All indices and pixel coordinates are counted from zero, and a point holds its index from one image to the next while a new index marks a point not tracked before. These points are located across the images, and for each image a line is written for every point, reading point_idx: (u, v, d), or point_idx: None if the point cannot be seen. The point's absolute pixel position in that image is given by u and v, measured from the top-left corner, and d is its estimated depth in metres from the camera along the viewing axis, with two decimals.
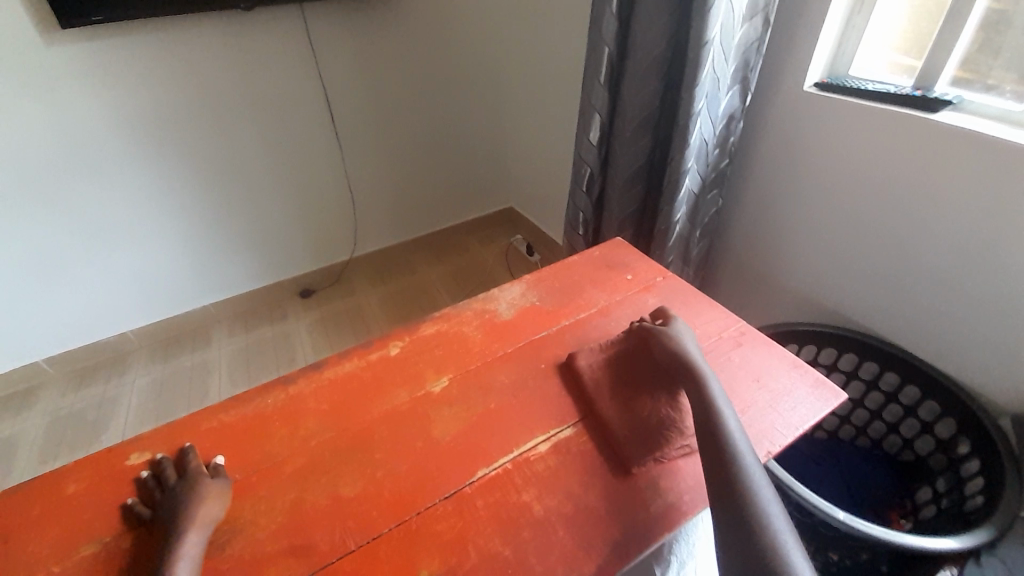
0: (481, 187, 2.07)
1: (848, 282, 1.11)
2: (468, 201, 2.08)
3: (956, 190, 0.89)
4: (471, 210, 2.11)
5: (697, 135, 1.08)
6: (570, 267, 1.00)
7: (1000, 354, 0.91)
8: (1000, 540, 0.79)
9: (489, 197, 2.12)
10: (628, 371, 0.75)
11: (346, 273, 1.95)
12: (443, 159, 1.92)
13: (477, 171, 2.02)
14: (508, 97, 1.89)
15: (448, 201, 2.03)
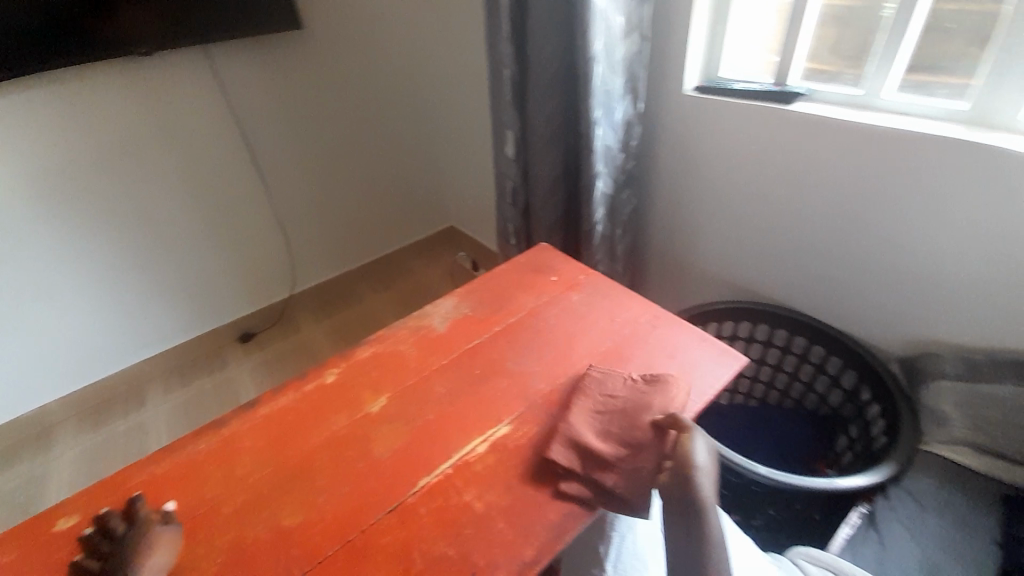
0: (418, 211, 2.11)
1: (751, 259, 1.23)
2: (406, 226, 2.11)
3: (819, 171, 1.02)
4: (411, 234, 2.14)
5: (600, 141, 1.18)
6: (498, 276, 1.05)
7: (879, 307, 1.05)
8: (902, 472, 0.87)
9: (428, 220, 2.16)
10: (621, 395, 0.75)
11: (288, 311, 1.91)
12: (375, 187, 1.95)
13: (412, 196, 2.06)
14: (433, 123, 1.96)
15: (387, 228, 2.06)
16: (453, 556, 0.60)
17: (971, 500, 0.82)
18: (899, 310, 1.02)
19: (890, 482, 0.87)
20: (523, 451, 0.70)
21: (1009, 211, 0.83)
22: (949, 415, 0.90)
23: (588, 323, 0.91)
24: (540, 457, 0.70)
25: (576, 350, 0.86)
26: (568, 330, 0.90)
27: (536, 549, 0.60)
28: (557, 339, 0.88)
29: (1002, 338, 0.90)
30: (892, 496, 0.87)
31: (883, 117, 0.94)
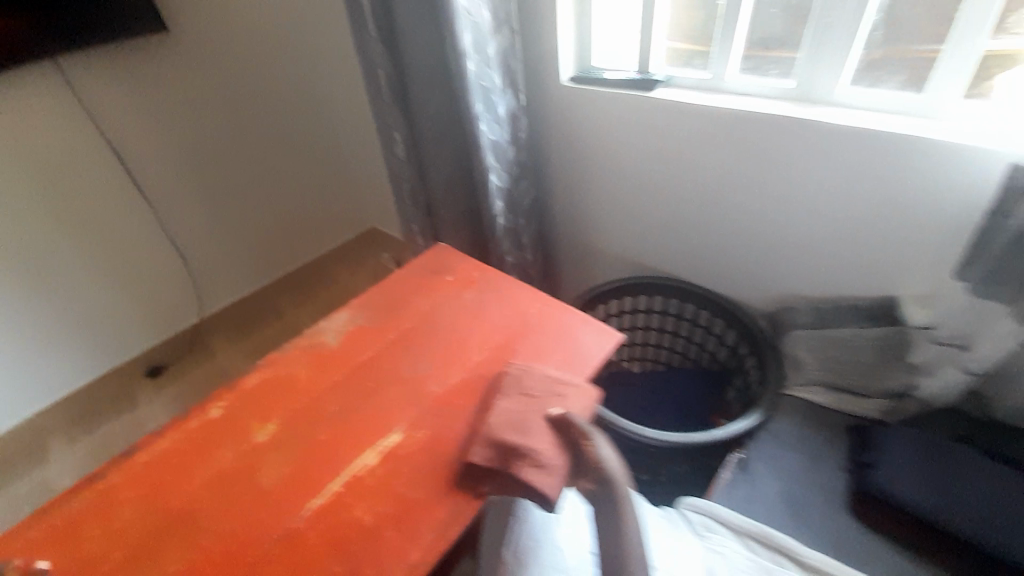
0: (330, 216, 2.05)
1: (644, 235, 1.30)
2: (322, 233, 2.04)
3: (685, 150, 1.10)
4: (328, 241, 2.08)
5: (486, 136, 1.19)
6: (394, 282, 1.05)
7: (750, 269, 1.15)
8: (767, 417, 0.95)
9: (343, 225, 2.10)
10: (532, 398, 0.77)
11: (200, 337, 1.80)
12: (280, 196, 1.87)
13: (322, 201, 2.00)
14: (334, 124, 1.90)
15: (298, 237, 1.98)
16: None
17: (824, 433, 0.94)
18: (766, 270, 1.12)
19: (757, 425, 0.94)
20: (413, 461, 0.71)
21: (833, 176, 0.93)
22: (805, 360, 1.01)
23: (482, 320, 0.93)
24: (428, 461, 0.71)
25: (470, 346, 0.88)
26: (463, 329, 0.91)
27: (423, 550, 0.63)
28: (451, 338, 0.89)
29: (842, 287, 1.02)
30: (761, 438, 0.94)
31: (727, 99, 1.02)
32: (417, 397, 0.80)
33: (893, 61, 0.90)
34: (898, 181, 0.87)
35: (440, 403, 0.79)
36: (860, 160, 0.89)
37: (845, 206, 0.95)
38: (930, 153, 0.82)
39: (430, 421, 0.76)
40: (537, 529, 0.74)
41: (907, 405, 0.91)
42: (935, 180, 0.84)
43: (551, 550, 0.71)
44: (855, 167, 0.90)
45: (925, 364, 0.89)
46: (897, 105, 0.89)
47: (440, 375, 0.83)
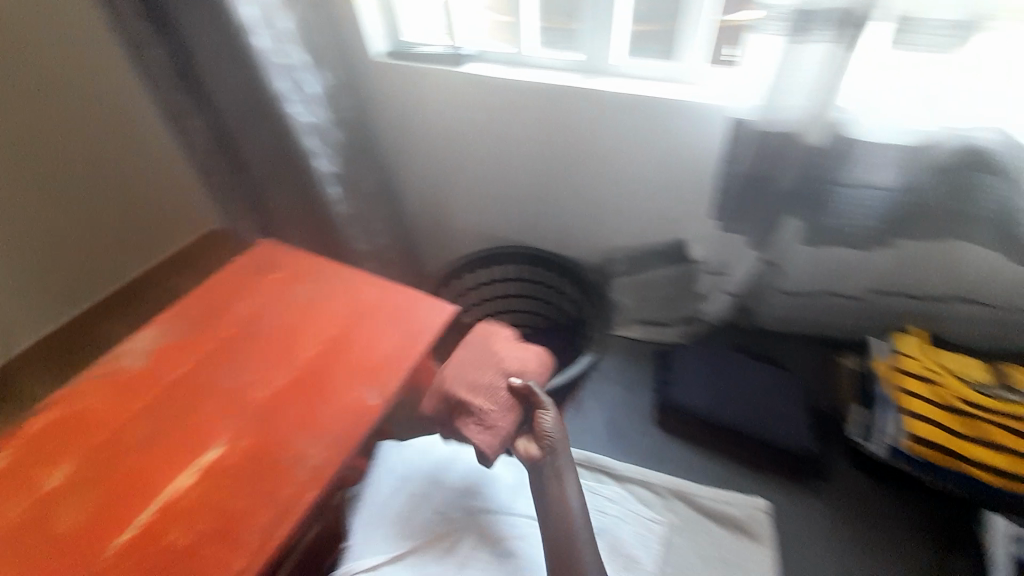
0: (144, 223, 1.61)
1: (488, 207, 1.36)
2: (135, 246, 1.61)
3: (504, 120, 1.15)
4: (147, 255, 1.65)
5: (298, 116, 1.12)
6: (210, 286, 0.96)
7: (578, 227, 1.26)
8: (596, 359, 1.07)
9: (165, 231, 1.67)
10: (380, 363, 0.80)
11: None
12: (60, 208, 1.42)
13: (128, 206, 1.56)
14: (132, 114, 1.50)
15: (101, 254, 1.54)
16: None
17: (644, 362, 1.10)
18: (590, 226, 1.24)
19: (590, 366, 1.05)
20: (234, 472, 0.68)
21: (623, 137, 1.05)
22: (621, 304, 1.18)
23: (311, 312, 0.89)
24: (249, 468, 0.68)
25: (296, 340, 0.84)
26: (289, 325, 0.87)
27: (245, 559, 0.61)
28: (276, 337, 0.85)
29: (647, 235, 1.16)
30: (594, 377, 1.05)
31: (527, 72, 1.09)
32: (238, 405, 0.76)
33: (651, 33, 1.03)
34: (669, 138, 1.02)
35: (262, 405, 0.75)
36: (638, 123, 1.02)
37: (637, 162, 1.08)
38: (686, 113, 0.97)
39: (252, 427, 0.73)
40: (383, 504, 0.74)
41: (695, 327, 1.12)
42: (694, 134, 0.99)
43: (398, 521, 0.73)
44: (637, 129, 1.03)
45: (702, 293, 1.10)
46: (660, 73, 1.02)
47: (263, 378, 0.79)
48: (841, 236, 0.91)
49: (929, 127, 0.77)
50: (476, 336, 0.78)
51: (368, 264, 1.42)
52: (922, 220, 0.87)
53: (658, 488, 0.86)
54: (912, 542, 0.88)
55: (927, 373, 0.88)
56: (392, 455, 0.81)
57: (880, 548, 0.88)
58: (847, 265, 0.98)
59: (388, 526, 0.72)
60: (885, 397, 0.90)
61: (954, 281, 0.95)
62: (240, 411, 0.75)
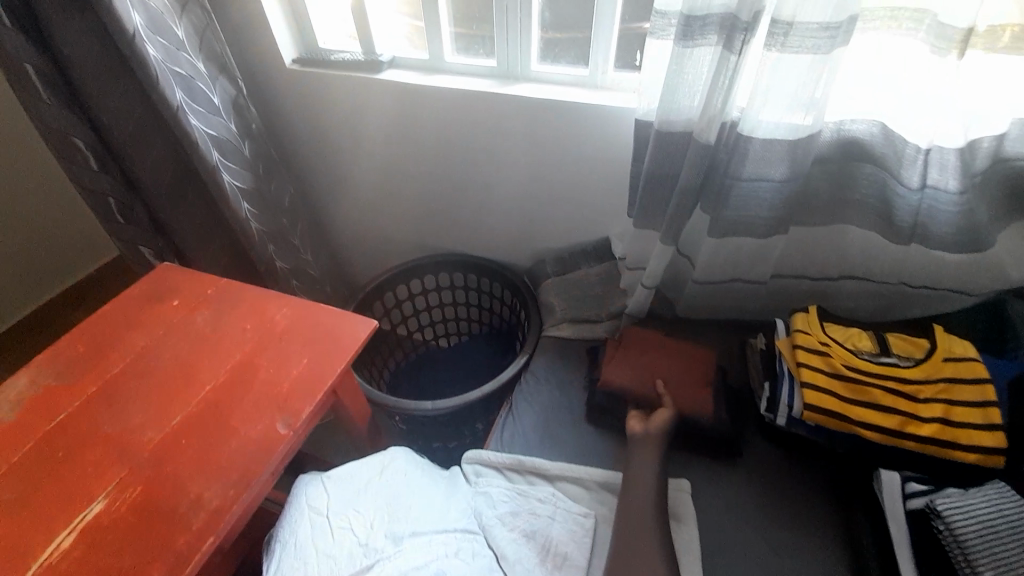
0: (36, 256, 1.47)
1: (414, 217, 1.34)
2: (26, 284, 1.47)
3: (426, 129, 1.14)
4: (46, 290, 1.52)
5: (200, 129, 1.02)
6: (100, 321, 0.88)
7: (507, 235, 1.28)
8: (529, 361, 1.07)
9: (64, 262, 1.54)
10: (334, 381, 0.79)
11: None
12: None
13: (13, 239, 1.41)
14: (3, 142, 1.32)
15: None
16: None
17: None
18: (517, 232, 1.26)
19: (522, 369, 1.05)
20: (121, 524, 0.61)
21: (542, 140, 1.07)
22: (554, 304, 1.16)
23: (215, 339, 0.84)
24: (140, 516, 0.62)
25: (199, 371, 0.79)
26: (193, 354, 0.82)
27: None
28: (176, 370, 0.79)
29: (574, 234, 1.21)
30: (526, 382, 1.04)
31: (446, 79, 1.08)
32: (129, 448, 0.69)
33: (565, 40, 1.02)
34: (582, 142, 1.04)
35: (155, 447, 0.69)
36: (553, 127, 1.04)
37: (555, 165, 1.10)
38: (596, 118, 1.00)
39: (143, 472, 0.66)
40: (301, 545, 0.69)
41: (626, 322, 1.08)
42: (606, 136, 1.02)
43: (317, 562, 0.68)
44: (553, 133, 1.05)
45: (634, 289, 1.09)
46: (573, 77, 1.03)
47: (159, 416, 0.73)
48: (742, 227, 0.91)
49: (805, 119, 0.77)
50: (689, 349, 0.95)
51: (292, 284, 1.35)
52: (814, 209, 0.94)
53: (588, 484, 0.85)
54: (828, 523, 0.82)
55: (824, 343, 0.86)
56: (307, 494, 0.75)
57: (791, 530, 0.82)
58: (750, 255, 0.95)
59: (307, 569, 0.67)
60: (788, 369, 0.87)
61: (845, 264, 1.00)
62: (130, 457, 0.68)
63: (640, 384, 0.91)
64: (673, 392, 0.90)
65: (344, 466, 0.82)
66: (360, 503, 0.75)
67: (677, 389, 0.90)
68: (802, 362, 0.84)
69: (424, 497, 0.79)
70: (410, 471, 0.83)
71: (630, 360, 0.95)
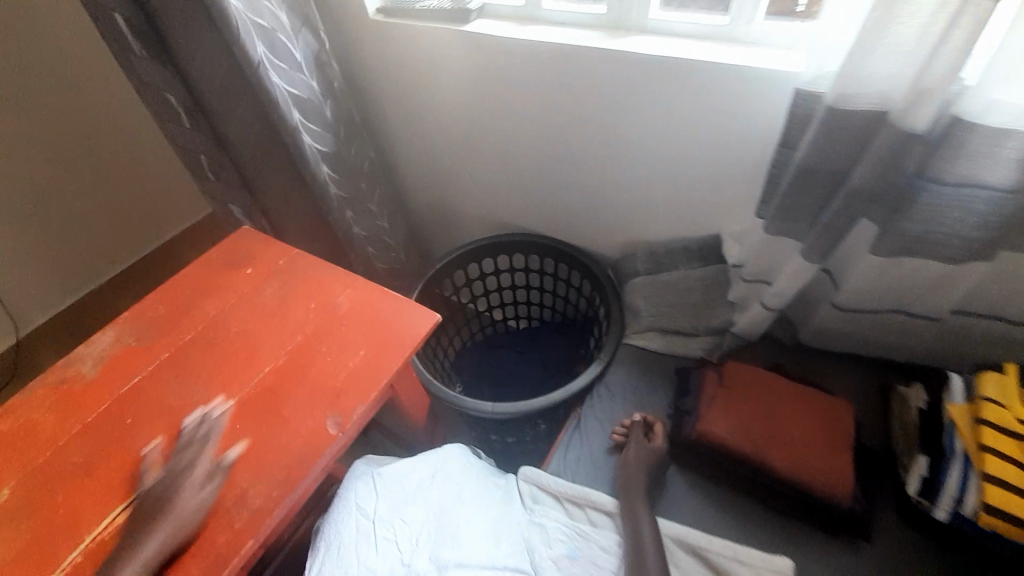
0: (138, 213, 1.64)
1: (493, 191, 1.21)
2: (133, 236, 1.65)
3: (515, 94, 0.98)
4: (146, 242, 1.70)
5: (281, 88, 0.97)
6: (179, 282, 0.89)
7: (594, 219, 1.11)
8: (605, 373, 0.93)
9: (167, 212, 1.71)
10: (382, 376, 0.73)
11: (29, 351, 1.52)
12: (62, 199, 1.46)
13: (126, 192, 1.58)
14: (115, 109, 1.47)
15: (109, 238, 1.60)
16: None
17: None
18: (607, 217, 1.09)
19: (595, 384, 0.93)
20: (172, 499, 0.62)
21: (660, 108, 0.86)
22: (640, 307, 0.99)
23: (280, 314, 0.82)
24: (190, 495, 0.62)
25: (260, 349, 0.77)
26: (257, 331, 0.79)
27: None
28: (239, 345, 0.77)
29: (678, 226, 1.00)
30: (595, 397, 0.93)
31: (544, 32, 0.90)
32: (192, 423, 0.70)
33: None
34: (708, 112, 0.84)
35: (211, 424, 0.69)
36: (673, 94, 0.83)
37: (667, 142, 0.90)
38: (729, 84, 0.78)
39: (197, 448, 0.66)
40: (343, 553, 0.65)
41: (729, 342, 0.91)
42: (743, 107, 0.80)
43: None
44: (670, 103, 0.84)
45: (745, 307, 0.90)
46: (705, 28, 0.80)
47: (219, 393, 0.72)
48: (924, 248, 0.67)
49: None
50: (821, 399, 0.76)
51: (367, 251, 1.31)
52: None
53: None
54: None
55: None
56: (353, 495, 0.70)
57: None
58: (927, 279, 0.72)
59: None
60: (963, 451, 0.67)
61: None
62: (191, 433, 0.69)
63: (744, 438, 0.74)
64: (796, 454, 0.72)
65: (395, 462, 0.77)
66: (405, 513, 0.70)
67: (802, 451, 0.72)
68: (987, 446, 0.64)
69: (472, 518, 0.71)
70: (463, 472, 0.78)
71: (740, 402, 0.76)
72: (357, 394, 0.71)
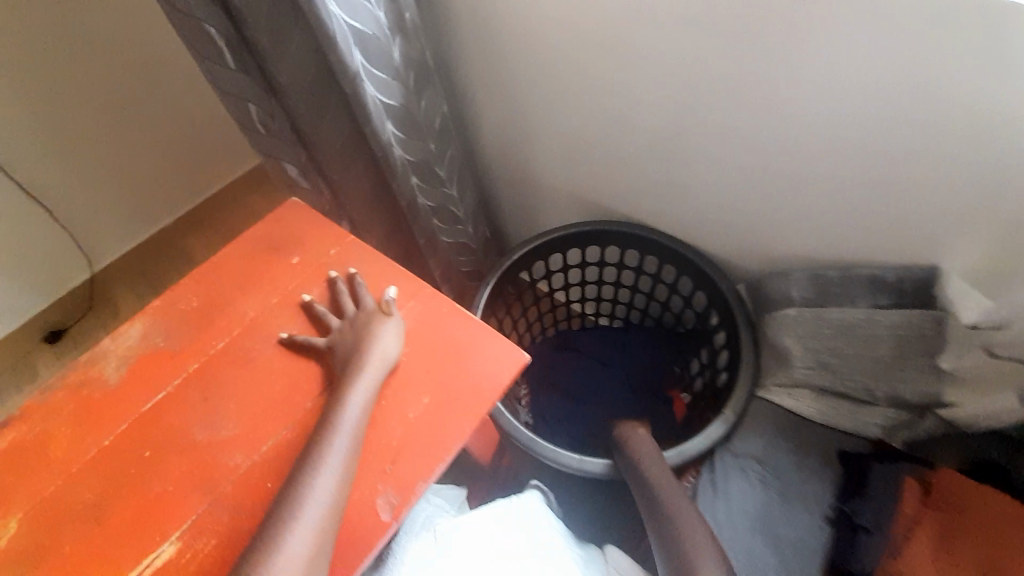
0: (184, 161, 1.46)
1: (594, 167, 0.95)
2: (180, 184, 1.49)
3: (658, 44, 0.69)
4: (192, 192, 1.53)
5: (340, 19, 0.74)
6: (214, 265, 0.72)
7: (733, 216, 0.83)
8: (730, 435, 0.75)
9: (215, 162, 1.53)
10: (452, 438, 0.56)
11: (100, 290, 1.45)
12: (93, 145, 1.29)
13: (160, 137, 1.39)
14: (157, 43, 1.27)
15: (153, 187, 1.44)
16: (295, 553, 0.46)
17: (794, 455, 0.74)
18: (752, 219, 0.81)
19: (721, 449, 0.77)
20: (334, 411, 0.55)
21: None
22: (792, 352, 0.76)
23: (349, 295, 0.67)
24: (351, 408, 0.55)
25: (313, 377, 0.62)
26: (352, 268, 0.70)
27: None
28: (336, 283, 0.68)
29: (871, 239, 0.73)
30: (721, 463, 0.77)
31: None
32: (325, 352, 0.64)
33: None
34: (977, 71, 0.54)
35: (343, 339, 0.62)
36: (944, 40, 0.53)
37: (894, 117, 0.61)
38: None
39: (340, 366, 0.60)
40: None
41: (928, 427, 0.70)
42: None
43: None
44: (928, 54, 0.55)
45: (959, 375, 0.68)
46: None
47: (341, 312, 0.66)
48: None
49: None
50: None
51: (433, 224, 1.10)
52: None
53: None
54: None
55: None
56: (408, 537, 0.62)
57: None
58: None
59: None
60: None
61: None
62: (284, 432, 0.59)
63: None
64: None
65: (467, 512, 0.65)
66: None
67: None
68: None
69: None
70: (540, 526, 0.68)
71: None
72: (419, 464, 0.54)
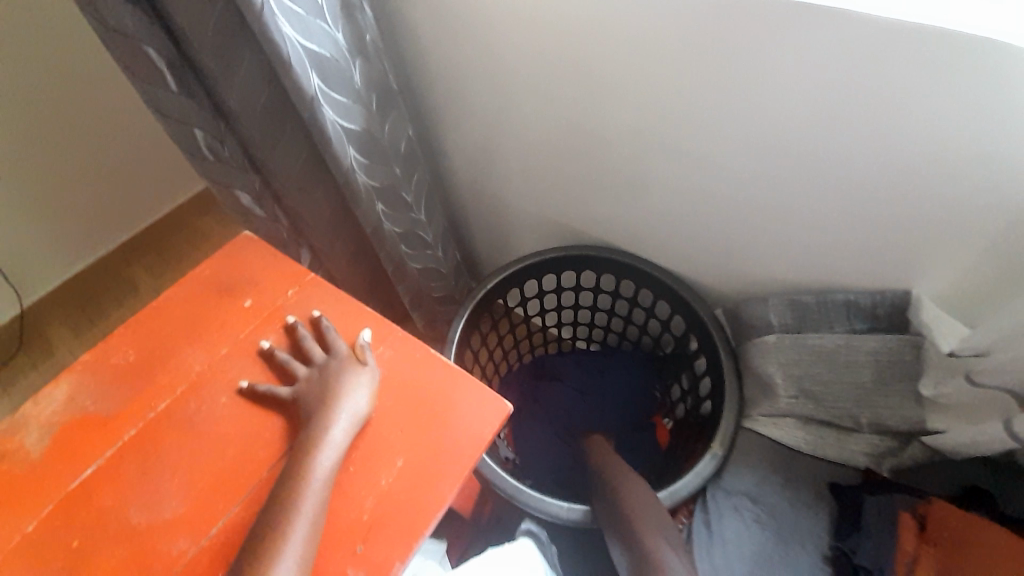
0: (126, 187, 1.35)
1: (568, 192, 0.92)
2: (121, 210, 1.37)
3: (630, 73, 0.68)
4: (136, 218, 1.41)
5: (293, 44, 0.69)
6: (154, 312, 0.64)
7: (710, 240, 0.82)
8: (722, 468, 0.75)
9: (161, 187, 1.42)
10: (431, 502, 0.51)
11: (32, 327, 1.31)
12: (13, 170, 1.16)
13: (93, 161, 1.27)
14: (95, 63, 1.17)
15: (91, 215, 1.32)
16: None
17: (784, 484, 0.73)
18: (728, 244, 0.81)
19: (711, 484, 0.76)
20: (299, 480, 0.49)
21: None
22: (775, 381, 0.75)
23: (314, 341, 0.61)
24: (319, 476, 0.49)
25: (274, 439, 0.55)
26: (314, 310, 0.64)
27: None
28: (297, 328, 0.62)
29: (845, 264, 0.73)
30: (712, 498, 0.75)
31: None
32: (288, 406, 0.57)
33: None
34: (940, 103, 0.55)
35: (309, 392, 0.56)
36: (913, 75, 0.53)
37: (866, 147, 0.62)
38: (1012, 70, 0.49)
39: (305, 422, 0.54)
40: None
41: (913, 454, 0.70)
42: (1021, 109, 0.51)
43: None
44: (905, 88, 0.55)
45: (941, 401, 0.68)
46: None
47: (305, 359, 0.60)
48: None
49: None
50: None
51: (401, 250, 1.05)
52: None
53: None
54: None
55: None
56: None
57: None
58: None
59: None
60: None
61: None
62: (240, 507, 0.52)
63: None
64: None
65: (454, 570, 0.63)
66: None
67: None
68: None
69: None
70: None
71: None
72: (396, 534, 0.49)
